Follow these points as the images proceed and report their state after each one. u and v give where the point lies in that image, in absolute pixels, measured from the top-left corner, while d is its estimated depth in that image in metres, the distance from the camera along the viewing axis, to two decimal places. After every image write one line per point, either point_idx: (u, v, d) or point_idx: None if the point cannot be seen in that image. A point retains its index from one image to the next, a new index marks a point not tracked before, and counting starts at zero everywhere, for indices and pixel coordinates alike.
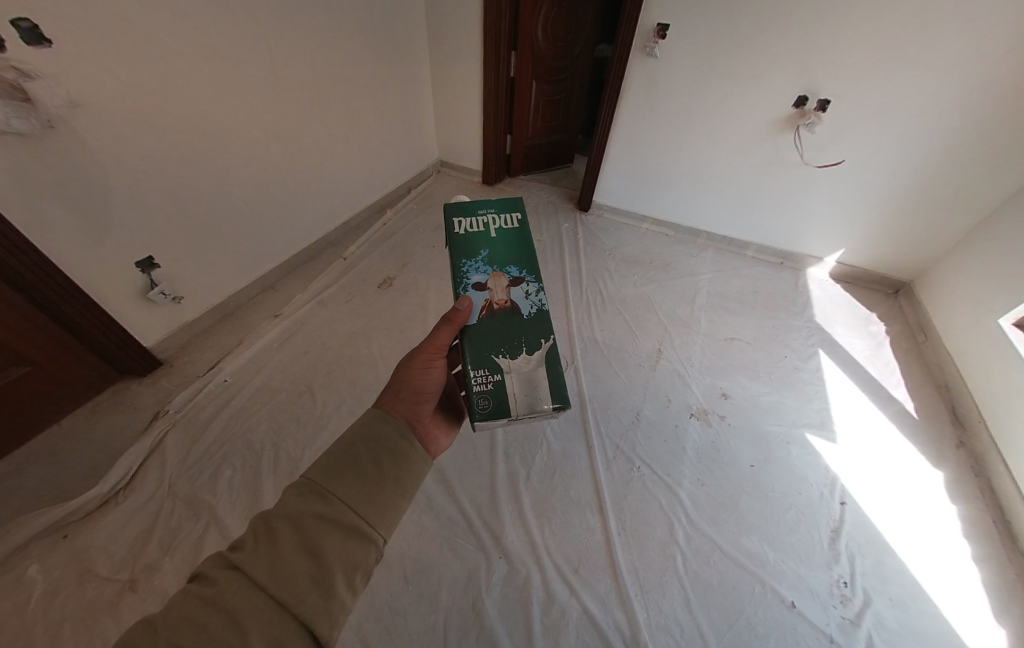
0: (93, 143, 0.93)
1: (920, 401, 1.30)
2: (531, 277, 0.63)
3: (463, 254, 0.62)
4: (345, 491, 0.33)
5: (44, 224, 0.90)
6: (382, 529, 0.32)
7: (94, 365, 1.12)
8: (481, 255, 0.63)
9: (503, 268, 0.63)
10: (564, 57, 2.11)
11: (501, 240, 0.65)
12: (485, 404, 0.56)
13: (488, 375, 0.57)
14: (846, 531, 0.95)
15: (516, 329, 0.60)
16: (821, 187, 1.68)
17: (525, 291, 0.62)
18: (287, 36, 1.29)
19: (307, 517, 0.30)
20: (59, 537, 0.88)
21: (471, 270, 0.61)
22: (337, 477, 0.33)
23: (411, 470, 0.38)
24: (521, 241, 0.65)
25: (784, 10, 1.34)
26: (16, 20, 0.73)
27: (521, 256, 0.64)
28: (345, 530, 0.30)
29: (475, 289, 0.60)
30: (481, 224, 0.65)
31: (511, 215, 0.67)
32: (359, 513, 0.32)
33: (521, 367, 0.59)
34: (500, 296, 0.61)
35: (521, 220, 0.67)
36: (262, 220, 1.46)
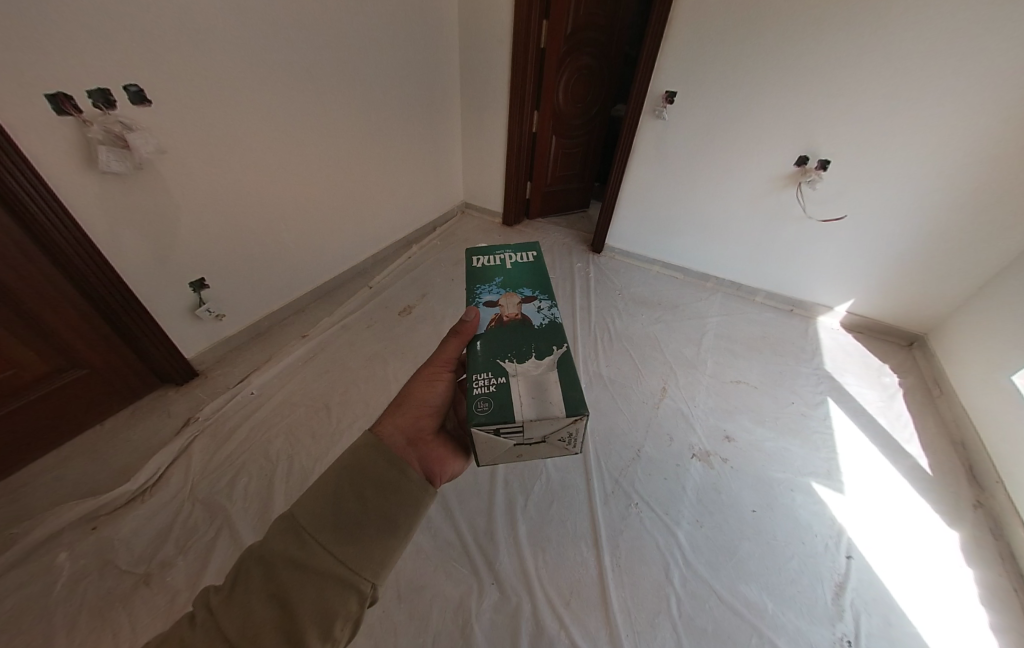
0: (172, 182, 1.10)
1: (935, 457, 1.26)
2: (542, 296, 0.72)
3: (478, 280, 0.77)
4: (321, 533, 0.32)
5: (122, 246, 1.06)
6: (365, 573, 0.32)
7: (140, 371, 1.25)
8: (495, 280, 0.76)
9: (516, 290, 0.74)
10: (582, 116, 2.34)
11: (515, 270, 0.79)
12: (486, 406, 0.55)
13: (491, 378, 0.58)
14: (851, 587, 0.92)
15: (526, 337, 0.64)
16: (825, 240, 1.74)
17: (537, 306, 0.71)
18: (342, 98, 1.52)
19: (282, 564, 0.31)
20: (88, 528, 0.95)
21: (485, 291, 0.73)
22: (322, 514, 0.34)
23: (402, 508, 0.37)
24: (532, 272, 0.78)
25: (779, 82, 1.50)
26: (127, 85, 0.93)
27: (532, 282, 0.76)
28: (324, 574, 0.31)
29: (486, 305, 0.70)
30: (498, 260, 0.82)
31: (524, 254, 0.83)
32: (337, 559, 0.32)
33: (528, 371, 0.59)
34: (511, 311, 0.69)
35: (533, 257, 0.83)
36: (301, 251, 1.63)
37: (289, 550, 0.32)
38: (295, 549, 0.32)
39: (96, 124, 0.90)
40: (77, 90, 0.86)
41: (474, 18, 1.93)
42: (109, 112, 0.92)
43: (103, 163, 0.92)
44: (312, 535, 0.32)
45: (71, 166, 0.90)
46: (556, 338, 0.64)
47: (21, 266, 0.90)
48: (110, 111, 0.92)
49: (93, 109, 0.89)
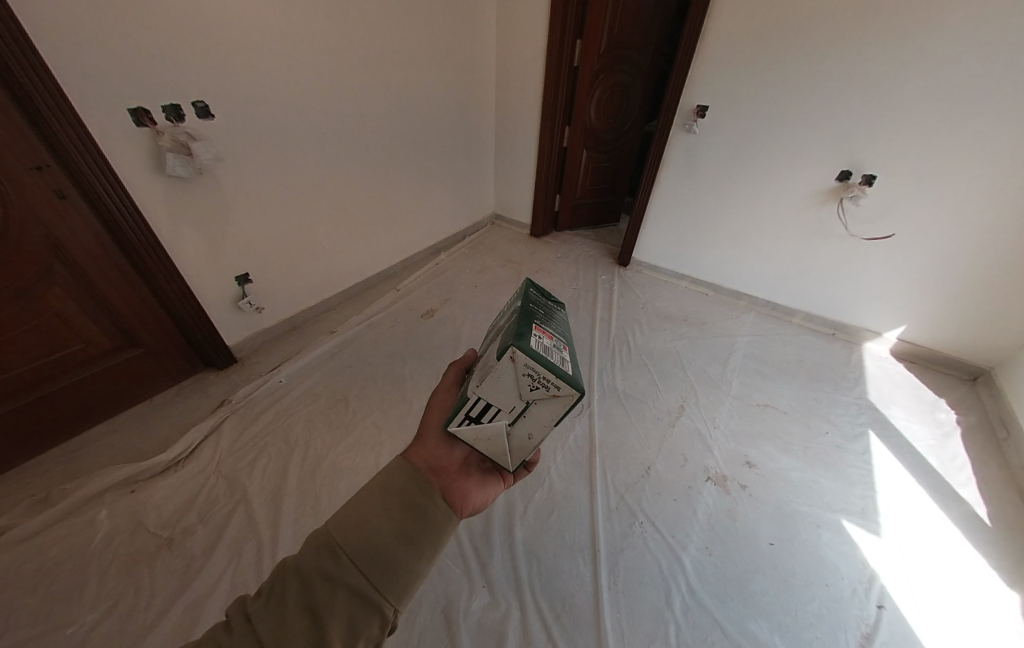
0: (227, 186, 1.24)
1: (997, 507, 1.11)
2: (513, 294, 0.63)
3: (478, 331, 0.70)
4: (356, 548, 0.30)
5: (181, 242, 1.20)
6: (393, 597, 0.29)
7: (187, 354, 1.38)
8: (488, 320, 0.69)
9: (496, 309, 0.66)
10: (613, 131, 2.35)
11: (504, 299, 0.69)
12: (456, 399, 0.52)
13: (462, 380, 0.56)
14: (881, 641, 0.82)
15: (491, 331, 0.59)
16: (872, 260, 1.62)
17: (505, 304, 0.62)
18: (383, 114, 1.64)
19: (317, 575, 0.29)
20: (127, 490, 1.05)
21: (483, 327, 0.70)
22: (359, 522, 0.32)
23: (435, 529, 0.35)
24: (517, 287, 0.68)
25: (818, 95, 1.44)
26: (195, 102, 1.07)
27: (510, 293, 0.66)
28: (357, 590, 0.29)
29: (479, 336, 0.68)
30: None
31: None
32: (368, 577, 0.29)
33: (481, 353, 0.53)
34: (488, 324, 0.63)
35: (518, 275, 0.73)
36: (336, 253, 1.75)
37: (322, 562, 0.29)
38: (328, 562, 0.30)
39: (167, 134, 1.04)
40: (154, 105, 1.00)
41: (511, 39, 2.03)
42: (178, 125, 1.06)
43: (169, 167, 1.06)
44: (346, 550, 0.30)
45: (144, 169, 1.04)
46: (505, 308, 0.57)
47: (94, 252, 1.05)
48: (179, 124, 1.06)
49: (166, 122, 1.04)
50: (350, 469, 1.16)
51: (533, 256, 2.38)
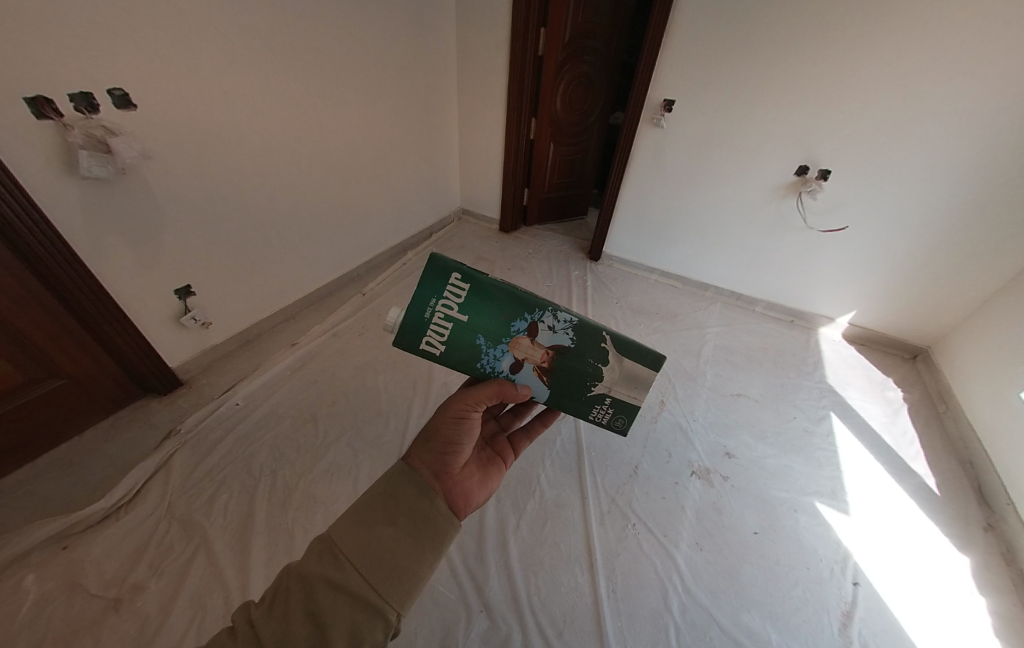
0: (157, 188, 1.07)
1: (942, 476, 1.22)
2: (540, 312, 0.52)
3: (474, 357, 0.53)
4: (356, 556, 0.34)
5: (104, 254, 1.02)
6: (394, 602, 0.33)
7: (121, 380, 1.20)
8: (481, 342, 0.52)
9: (510, 331, 0.52)
10: (580, 123, 2.32)
11: (477, 313, 0.50)
12: (616, 416, 0.67)
13: (604, 403, 0.64)
14: (859, 617, 0.88)
15: (577, 364, 0.58)
16: (825, 250, 1.72)
17: (549, 327, 0.54)
18: (335, 104, 1.50)
19: (317, 582, 0.32)
20: (58, 548, 0.89)
21: (494, 360, 0.54)
22: (358, 532, 0.36)
23: (430, 537, 0.40)
24: (493, 293, 0.49)
25: (778, 91, 1.48)
26: (111, 89, 0.90)
27: (503, 304, 0.50)
28: (356, 595, 0.32)
29: (513, 371, 0.56)
30: (442, 323, 0.49)
31: (450, 284, 0.48)
32: (369, 582, 0.33)
33: (612, 377, 0.61)
34: (541, 356, 0.55)
35: (462, 272, 0.47)
36: (291, 257, 1.60)
37: (325, 569, 0.33)
38: (331, 570, 0.33)
39: (77, 128, 0.87)
40: (58, 93, 0.83)
41: (473, 24, 1.93)
42: (92, 117, 0.89)
43: (83, 167, 0.89)
44: (346, 557, 0.34)
45: (51, 171, 0.87)
46: (595, 335, 0.57)
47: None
48: (93, 115, 0.89)
49: (75, 113, 0.86)
50: (326, 497, 1.07)
51: (505, 252, 2.32)
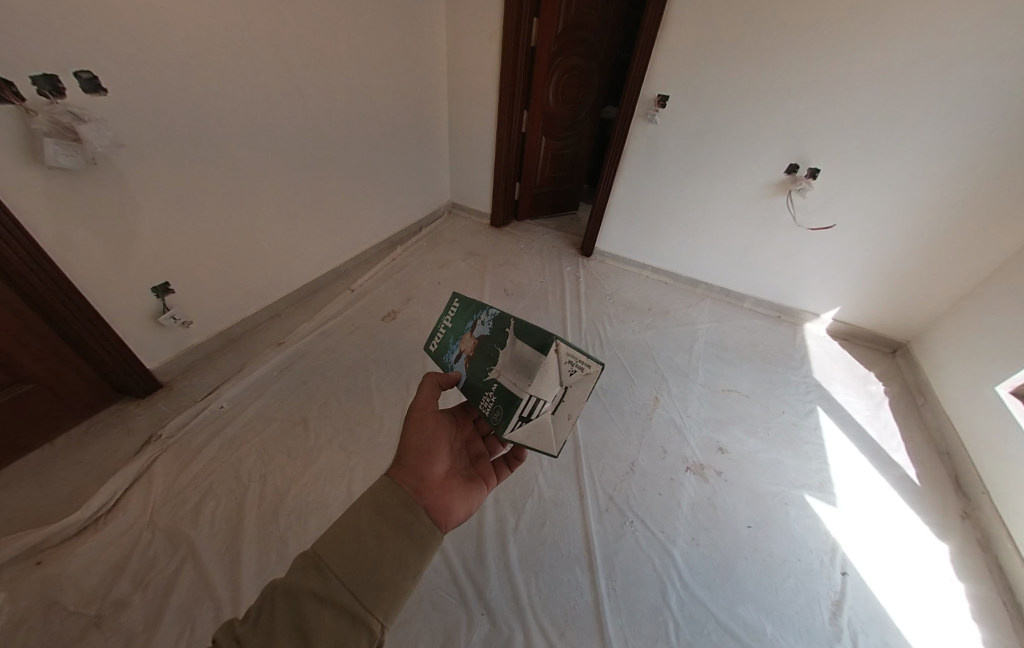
0: (130, 179, 1.00)
1: (922, 467, 1.28)
2: (479, 314, 0.68)
3: (442, 351, 0.72)
4: (342, 568, 0.34)
5: (72, 250, 0.95)
6: (378, 612, 0.32)
7: (95, 384, 1.13)
8: (450, 340, 0.71)
9: (464, 331, 0.70)
10: (572, 117, 2.30)
11: (457, 320, 0.72)
12: (494, 411, 0.59)
13: (491, 391, 0.61)
14: (849, 606, 0.91)
15: (484, 348, 0.65)
16: (813, 248, 1.75)
17: (480, 323, 0.67)
18: (321, 93, 1.44)
19: (303, 597, 0.31)
20: (31, 564, 0.83)
21: (451, 354, 0.70)
22: (344, 543, 0.35)
23: (416, 547, 0.39)
24: (468, 308, 0.71)
25: (770, 89, 1.49)
26: (79, 72, 0.83)
27: (467, 313, 0.71)
28: (342, 608, 0.32)
29: (455, 360, 0.69)
30: (439, 328, 0.74)
31: (450, 306, 0.74)
32: (354, 594, 0.32)
33: (504, 363, 0.63)
34: (470, 344, 0.68)
35: (457, 299, 0.73)
36: (275, 252, 1.53)
37: (310, 583, 0.32)
38: (317, 582, 0.32)
39: (42, 114, 0.80)
40: (19, 75, 0.75)
41: (464, 12, 1.87)
42: (57, 102, 0.82)
43: (49, 157, 0.82)
44: (333, 570, 0.33)
45: (12, 160, 0.80)
46: (503, 325, 0.65)
47: None
48: (58, 100, 0.82)
49: (39, 97, 0.79)
50: (319, 501, 1.04)
51: (496, 247, 2.29)
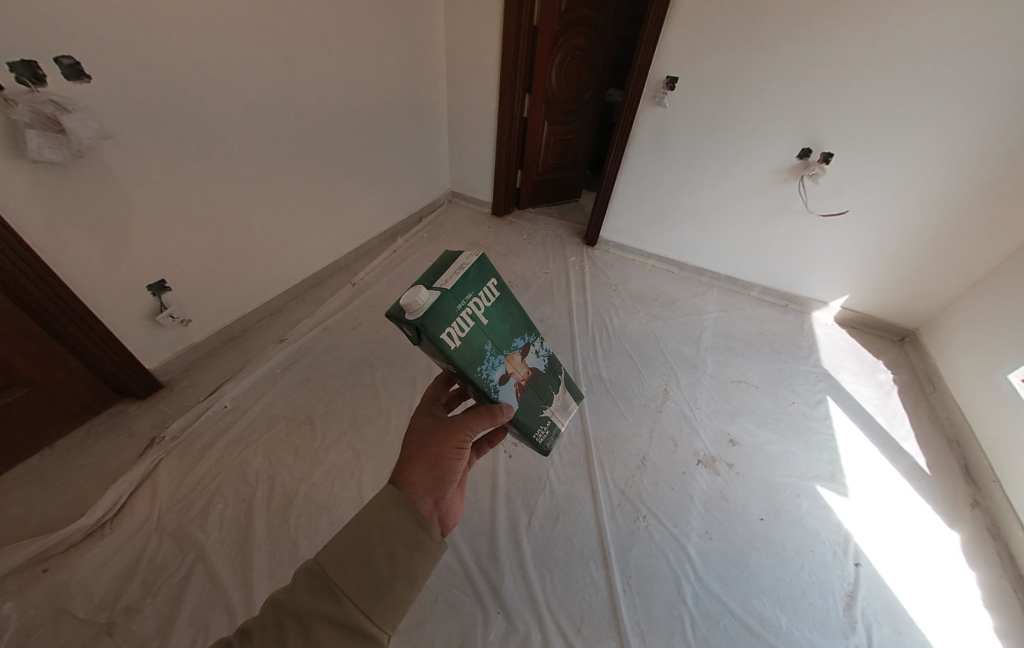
0: (119, 173, 0.95)
1: (931, 455, 1.28)
2: (533, 337, 0.59)
3: (477, 362, 0.47)
4: (355, 587, 0.30)
5: (61, 249, 0.91)
6: (386, 626, 0.30)
7: (94, 386, 1.11)
8: (488, 349, 0.49)
9: (510, 346, 0.53)
10: (575, 101, 2.21)
11: (495, 320, 0.49)
12: (550, 441, 0.70)
13: (546, 426, 0.67)
14: (862, 597, 0.92)
15: (540, 387, 0.64)
16: (824, 235, 1.71)
17: (535, 352, 0.60)
18: (312, 77, 1.36)
19: (313, 619, 0.28)
20: (39, 571, 0.82)
21: (491, 368, 0.50)
22: (354, 559, 0.32)
23: (426, 561, 0.36)
24: (508, 307, 0.51)
25: (785, 70, 1.42)
26: (59, 57, 0.77)
27: (513, 322, 0.53)
28: (355, 628, 0.29)
29: (503, 384, 0.53)
30: (470, 317, 0.44)
31: (486, 287, 0.47)
32: (367, 612, 0.30)
33: (556, 403, 0.70)
34: (523, 372, 0.57)
35: (497, 281, 0.49)
36: (273, 246, 1.49)
37: (321, 605, 0.29)
38: (326, 603, 0.29)
39: (22, 104, 0.74)
40: None
41: None
42: (38, 90, 0.76)
43: (34, 149, 0.77)
44: (344, 588, 0.30)
45: None
46: (553, 366, 0.68)
47: None
48: (39, 88, 0.76)
49: (17, 85, 0.73)
50: (330, 501, 1.03)
51: (498, 237, 2.24)
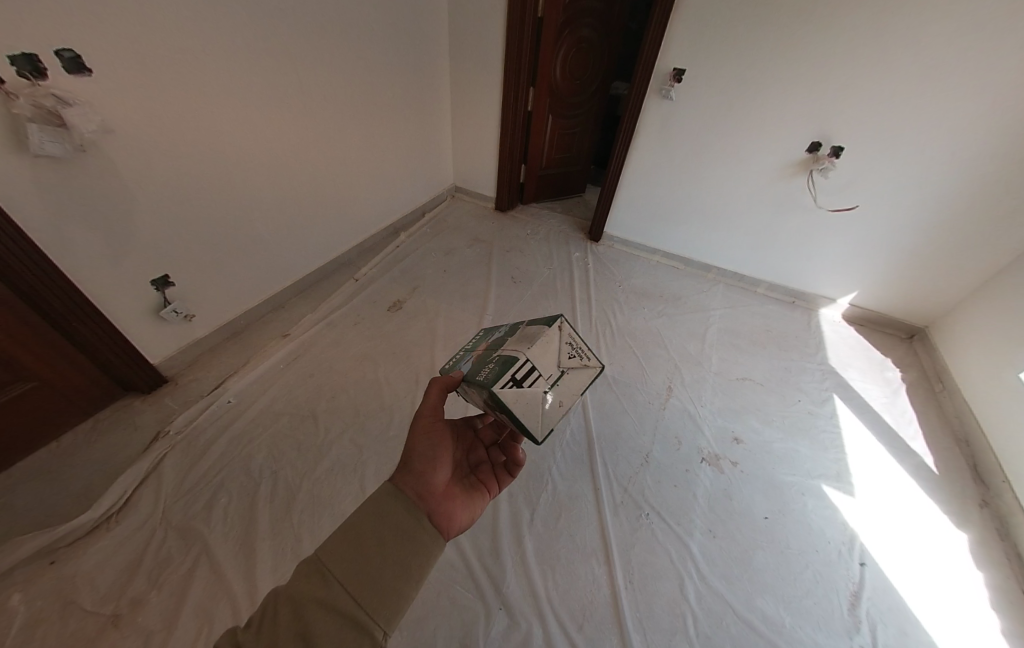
0: (121, 168, 0.95)
1: (940, 455, 1.26)
2: (500, 330, 0.73)
3: (452, 362, 0.72)
4: (347, 574, 0.33)
5: (64, 243, 0.91)
6: (379, 617, 0.32)
7: (99, 380, 1.11)
8: (463, 355, 0.73)
9: (479, 345, 0.73)
10: (580, 94, 2.18)
11: (474, 343, 0.76)
12: (492, 370, 0.54)
13: (524, 367, 0.54)
14: (867, 597, 0.91)
15: (494, 345, 0.66)
16: (833, 230, 1.68)
17: (500, 334, 0.71)
18: (314, 70, 1.34)
19: (307, 603, 0.30)
20: (46, 563, 0.83)
21: (460, 361, 0.71)
22: (349, 549, 0.35)
23: (420, 554, 0.38)
24: (488, 335, 0.77)
25: (796, 61, 1.38)
26: (60, 51, 0.76)
27: (489, 335, 0.75)
28: (347, 613, 0.30)
29: (461, 365, 0.69)
30: (458, 353, 0.77)
31: (474, 340, 0.80)
32: (359, 600, 0.31)
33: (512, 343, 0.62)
34: (481, 349, 0.69)
35: (481, 333, 0.81)
36: (275, 242, 1.48)
37: (316, 590, 0.31)
38: (319, 588, 0.31)
39: (23, 97, 0.73)
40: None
41: None
42: (40, 83, 0.75)
43: (35, 144, 0.77)
44: (337, 574, 0.32)
45: None
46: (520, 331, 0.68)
47: None
48: (41, 82, 0.76)
49: (19, 79, 0.73)
50: (332, 495, 1.03)
51: (502, 233, 2.22)
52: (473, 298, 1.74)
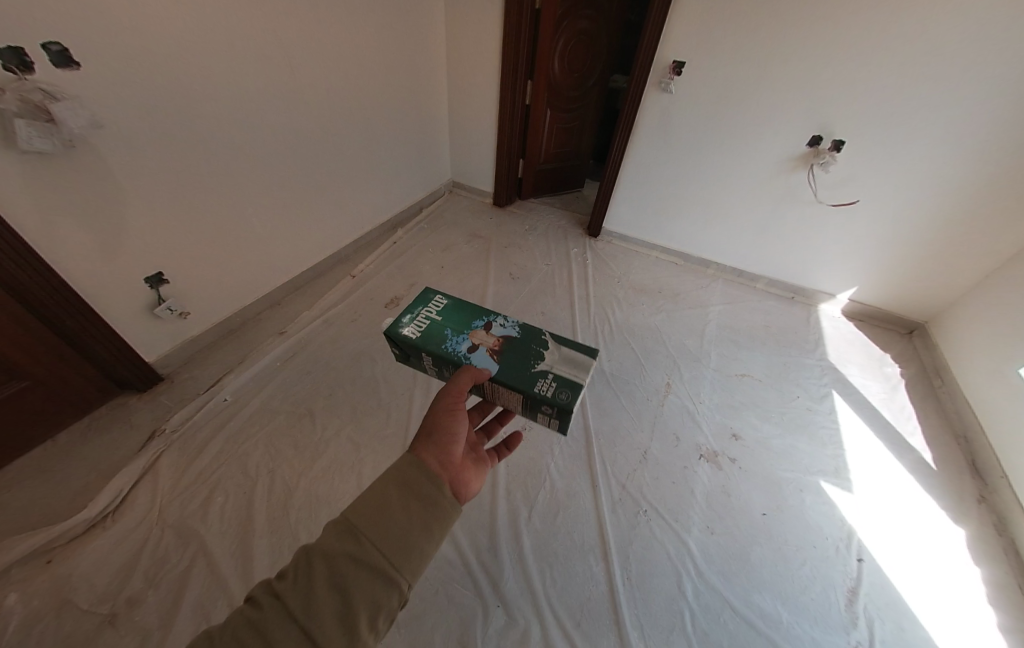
0: (111, 163, 0.93)
1: (938, 450, 1.26)
2: (493, 316, 0.73)
3: (438, 341, 0.68)
4: (375, 531, 0.32)
5: (56, 241, 0.90)
6: (409, 573, 0.31)
7: (94, 379, 1.11)
8: (447, 333, 0.69)
9: (470, 326, 0.71)
10: (579, 87, 2.15)
11: (447, 315, 0.74)
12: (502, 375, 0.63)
13: (548, 379, 0.62)
14: (864, 593, 0.91)
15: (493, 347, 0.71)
16: (833, 225, 1.67)
17: (500, 324, 0.72)
18: (308, 63, 1.32)
19: (339, 558, 0.30)
20: (42, 563, 0.83)
21: (456, 344, 0.67)
22: (376, 507, 0.34)
23: (445, 515, 0.37)
24: (459, 309, 0.76)
25: (797, 53, 1.36)
26: (47, 44, 0.75)
27: (468, 313, 0.74)
28: (378, 569, 0.30)
29: (470, 352, 0.66)
30: (422, 319, 0.72)
31: (432, 303, 0.76)
32: (388, 555, 0.31)
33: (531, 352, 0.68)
34: (491, 341, 0.68)
35: (442, 299, 0.78)
36: (271, 238, 1.47)
37: (346, 547, 0.30)
38: (349, 544, 0.31)
39: (10, 92, 0.72)
40: None
41: None
42: (26, 77, 0.74)
43: (23, 139, 0.75)
44: (366, 531, 0.32)
45: None
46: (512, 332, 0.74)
47: None
48: (27, 76, 0.74)
49: (4, 72, 0.71)
50: (329, 494, 1.03)
51: (500, 228, 2.21)
52: (471, 294, 1.73)
